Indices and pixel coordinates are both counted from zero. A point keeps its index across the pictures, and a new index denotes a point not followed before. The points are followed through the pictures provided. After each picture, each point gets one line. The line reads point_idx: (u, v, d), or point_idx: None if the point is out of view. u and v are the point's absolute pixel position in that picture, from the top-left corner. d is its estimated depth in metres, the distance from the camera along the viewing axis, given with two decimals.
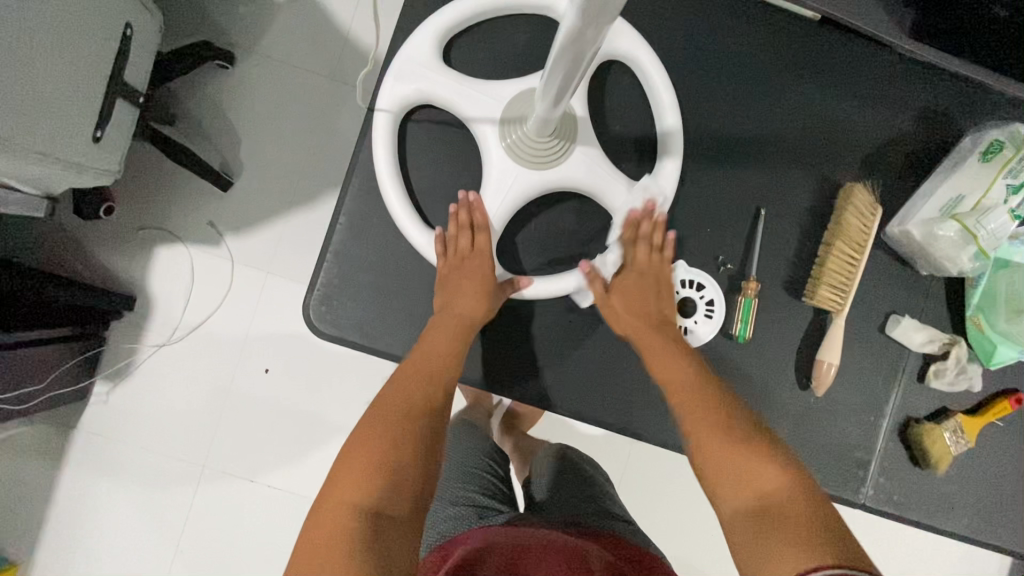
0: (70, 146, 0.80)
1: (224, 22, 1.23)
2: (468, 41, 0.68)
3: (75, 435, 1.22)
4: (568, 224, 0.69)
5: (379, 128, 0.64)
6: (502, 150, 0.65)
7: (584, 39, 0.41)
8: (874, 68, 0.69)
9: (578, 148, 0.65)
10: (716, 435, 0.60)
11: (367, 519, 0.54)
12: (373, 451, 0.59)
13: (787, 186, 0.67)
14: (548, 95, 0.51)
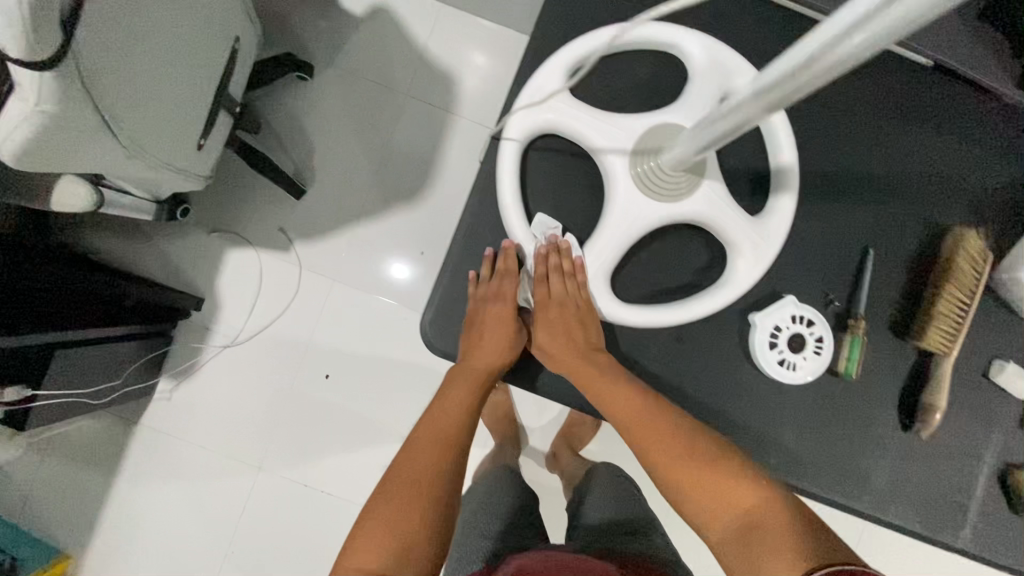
0: (182, 155, 0.82)
1: (306, 35, 1.26)
2: (592, 71, 0.65)
3: (136, 430, 1.24)
4: (682, 257, 0.66)
5: (504, 157, 0.63)
6: (629, 180, 0.62)
7: (755, 115, 0.43)
8: (987, 114, 0.68)
9: (706, 183, 0.62)
10: (676, 452, 0.59)
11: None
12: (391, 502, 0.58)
13: (895, 228, 0.67)
14: (695, 144, 0.52)
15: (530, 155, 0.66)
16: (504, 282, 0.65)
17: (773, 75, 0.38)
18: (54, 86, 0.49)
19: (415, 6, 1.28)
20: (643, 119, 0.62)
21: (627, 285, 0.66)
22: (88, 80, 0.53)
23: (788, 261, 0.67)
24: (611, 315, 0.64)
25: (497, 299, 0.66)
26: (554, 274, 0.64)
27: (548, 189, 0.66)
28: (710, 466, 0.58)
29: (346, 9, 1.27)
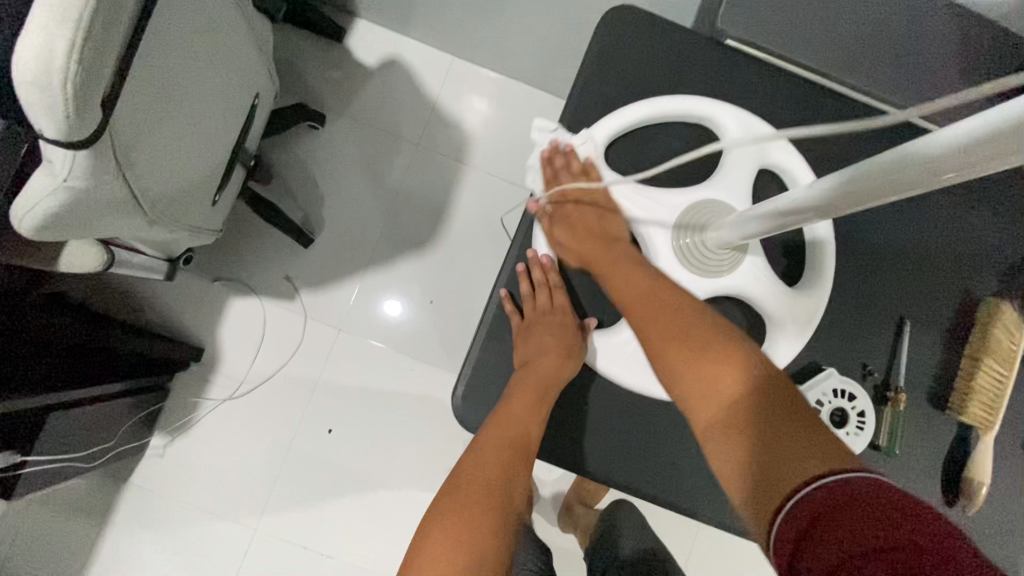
0: (199, 212, 0.79)
1: (319, 85, 1.26)
2: (629, 146, 0.67)
3: (125, 490, 1.17)
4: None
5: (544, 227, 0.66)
6: (670, 252, 0.64)
7: (805, 217, 0.44)
8: (1012, 185, 0.69)
9: (748, 259, 0.63)
10: (680, 336, 0.55)
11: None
12: (464, 516, 0.52)
13: (931, 299, 0.67)
14: (738, 233, 0.54)
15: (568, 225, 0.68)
16: (555, 294, 0.66)
17: (829, 185, 0.40)
18: (87, 162, 0.47)
19: (427, 57, 1.29)
20: (682, 193, 0.64)
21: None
22: (119, 153, 0.51)
23: (826, 331, 0.66)
24: (647, 389, 0.64)
25: (554, 310, 0.65)
26: (541, 286, 0.66)
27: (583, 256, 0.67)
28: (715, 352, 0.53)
29: (359, 59, 1.27)
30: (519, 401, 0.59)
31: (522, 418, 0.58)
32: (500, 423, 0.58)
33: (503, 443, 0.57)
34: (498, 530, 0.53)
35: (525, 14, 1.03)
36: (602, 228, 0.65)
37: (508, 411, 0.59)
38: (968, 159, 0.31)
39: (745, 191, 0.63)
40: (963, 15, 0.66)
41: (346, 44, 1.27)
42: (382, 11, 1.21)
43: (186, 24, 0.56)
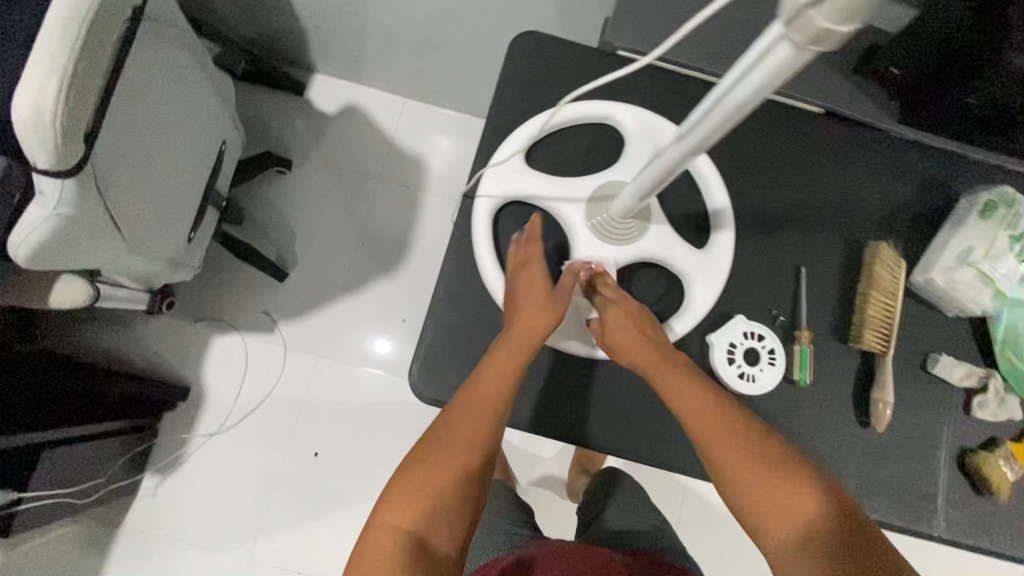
0: (178, 246, 0.88)
1: (284, 135, 1.38)
2: (545, 146, 0.76)
3: (120, 533, 1.19)
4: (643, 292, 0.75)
5: (479, 226, 0.73)
6: (587, 228, 0.72)
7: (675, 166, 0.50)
8: (876, 146, 0.81)
9: (652, 227, 0.72)
10: (745, 459, 0.59)
11: (421, 556, 0.55)
12: (437, 469, 0.59)
13: (821, 249, 0.77)
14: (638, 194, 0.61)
15: (501, 220, 0.75)
16: (528, 268, 0.70)
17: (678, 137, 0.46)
18: (74, 192, 0.56)
19: (381, 101, 1.42)
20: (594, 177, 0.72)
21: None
22: (101, 185, 0.60)
23: (734, 285, 0.75)
24: (585, 350, 0.72)
25: (529, 281, 0.69)
26: (520, 264, 0.70)
27: (516, 242, 0.75)
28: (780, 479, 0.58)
29: (319, 109, 1.40)
30: (491, 370, 0.65)
31: (490, 387, 0.64)
32: (474, 390, 0.64)
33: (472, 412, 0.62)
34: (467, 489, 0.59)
35: (460, 52, 1.16)
36: (651, 338, 0.68)
37: (479, 381, 0.64)
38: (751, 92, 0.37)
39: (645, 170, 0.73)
40: None
41: (306, 96, 1.40)
42: (336, 64, 1.35)
43: (152, 79, 0.67)
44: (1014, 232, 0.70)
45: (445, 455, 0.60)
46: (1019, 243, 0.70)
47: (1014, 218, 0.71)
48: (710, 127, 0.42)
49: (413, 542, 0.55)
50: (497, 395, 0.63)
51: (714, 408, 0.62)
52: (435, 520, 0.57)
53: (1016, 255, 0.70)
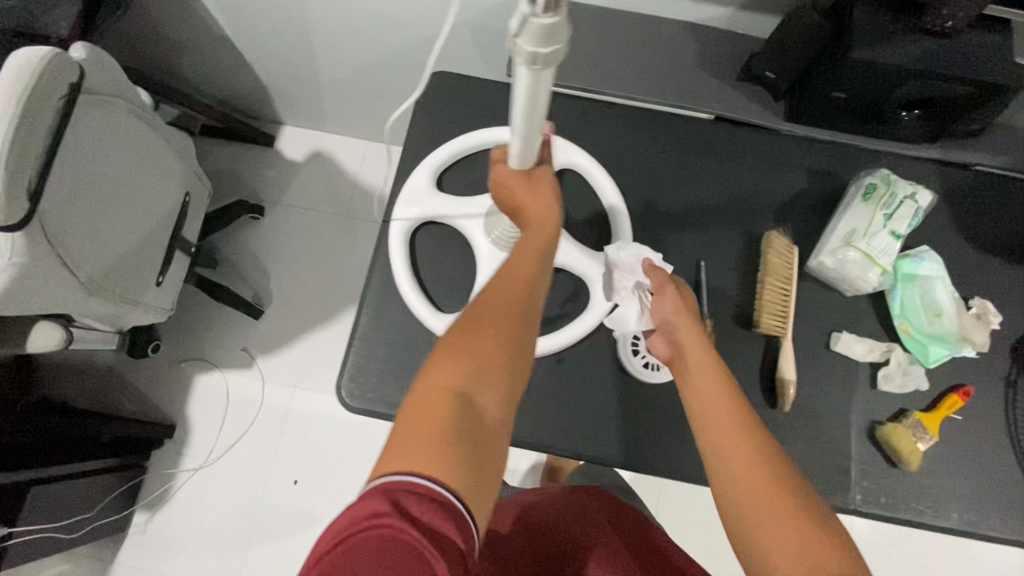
0: (141, 289, 0.96)
1: (257, 184, 1.50)
2: (452, 172, 0.84)
3: (112, 570, 1.25)
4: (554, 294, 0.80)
5: (394, 250, 0.79)
6: (490, 243, 0.78)
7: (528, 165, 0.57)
8: (769, 144, 0.86)
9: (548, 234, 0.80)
10: (769, 479, 0.55)
11: (471, 423, 0.47)
12: (482, 343, 0.51)
13: (720, 243, 0.82)
14: None
15: (416, 244, 0.81)
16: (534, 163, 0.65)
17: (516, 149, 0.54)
18: (24, 241, 0.64)
19: (345, 145, 1.53)
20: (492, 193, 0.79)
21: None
22: (50, 234, 0.69)
23: None
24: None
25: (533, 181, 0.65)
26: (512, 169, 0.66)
27: (433, 259, 0.80)
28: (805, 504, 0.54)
29: (288, 157, 1.52)
30: (530, 250, 0.60)
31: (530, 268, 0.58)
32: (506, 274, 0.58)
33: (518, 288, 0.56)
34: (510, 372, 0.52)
35: (404, 94, 1.26)
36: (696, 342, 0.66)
37: (513, 263, 0.59)
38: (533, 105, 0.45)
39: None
40: (692, 28, 0.87)
41: (275, 147, 1.52)
42: (300, 116, 1.47)
43: (101, 142, 0.77)
44: (891, 211, 0.75)
45: (491, 320, 0.53)
46: (893, 220, 0.75)
47: (891, 198, 0.75)
48: (519, 125, 0.49)
49: (463, 403, 0.48)
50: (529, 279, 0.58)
51: (745, 421, 0.60)
52: (485, 383, 0.49)
53: (891, 232, 0.75)
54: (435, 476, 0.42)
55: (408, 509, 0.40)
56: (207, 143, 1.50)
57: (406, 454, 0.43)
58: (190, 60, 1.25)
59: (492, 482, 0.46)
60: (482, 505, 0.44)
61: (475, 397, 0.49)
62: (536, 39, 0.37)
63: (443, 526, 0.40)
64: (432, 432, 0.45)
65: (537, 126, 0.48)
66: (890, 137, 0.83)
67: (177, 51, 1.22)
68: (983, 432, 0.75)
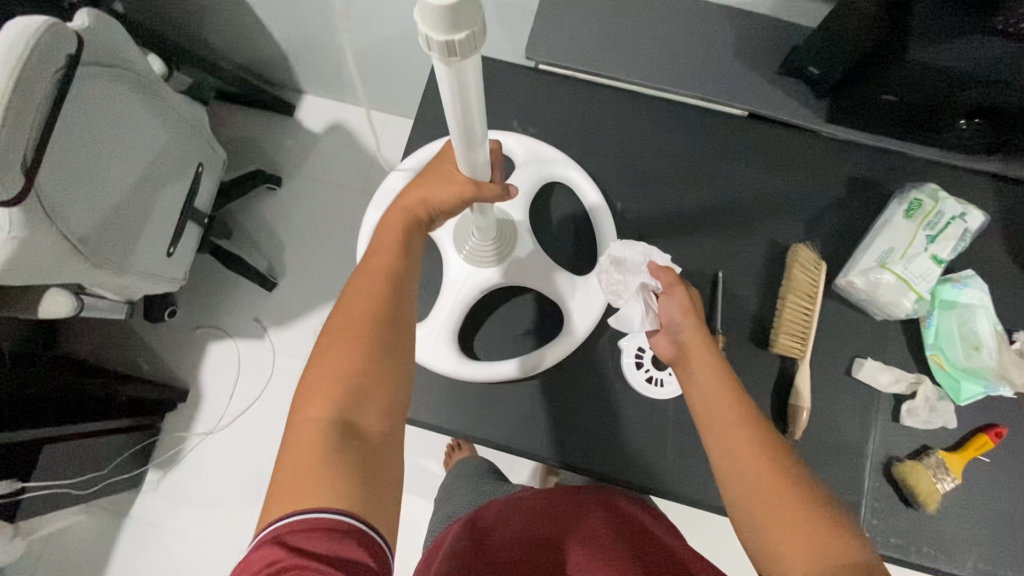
0: (151, 260, 0.96)
1: (275, 154, 1.48)
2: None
3: (126, 522, 1.31)
4: (521, 315, 0.76)
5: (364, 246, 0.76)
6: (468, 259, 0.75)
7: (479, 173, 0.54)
8: (806, 146, 0.79)
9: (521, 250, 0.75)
10: (778, 487, 0.52)
11: (345, 437, 0.49)
12: (344, 352, 0.53)
13: (741, 253, 0.76)
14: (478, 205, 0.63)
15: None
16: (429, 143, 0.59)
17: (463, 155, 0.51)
18: (22, 216, 0.64)
19: (365, 118, 1.49)
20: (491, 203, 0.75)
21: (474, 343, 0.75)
22: (49, 208, 0.69)
23: None
24: (449, 371, 0.71)
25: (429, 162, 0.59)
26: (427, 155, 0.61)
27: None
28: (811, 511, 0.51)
29: (308, 128, 1.49)
30: (385, 250, 0.58)
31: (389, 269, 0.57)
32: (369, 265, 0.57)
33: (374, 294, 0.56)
34: (378, 362, 0.53)
35: (424, 68, 1.21)
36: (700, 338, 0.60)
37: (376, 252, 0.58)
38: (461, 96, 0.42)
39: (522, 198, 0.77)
40: (732, 14, 0.79)
41: (295, 117, 1.49)
42: (319, 86, 1.43)
43: (97, 113, 0.75)
44: (934, 232, 0.69)
45: (348, 335, 0.53)
46: (936, 243, 0.69)
47: (937, 217, 0.69)
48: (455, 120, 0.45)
49: (339, 428, 0.50)
50: (390, 261, 0.57)
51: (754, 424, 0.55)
52: (359, 399, 0.51)
53: (932, 256, 0.68)
54: (327, 507, 0.45)
55: (301, 547, 0.43)
56: (228, 110, 1.49)
57: (289, 500, 0.46)
58: (208, 24, 1.22)
59: (388, 487, 0.50)
60: (377, 506, 0.48)
61: (347, 409, 0.50)
62: (439, 25, 0.35)
63: (343, 547, 0.44)
64: (305, 467, 0.47)
65: (473, 119, 0.45)
66: (943, 145, 0.74)
67: (196, 14, 1.19)
68: (1013, 478, 0.69)
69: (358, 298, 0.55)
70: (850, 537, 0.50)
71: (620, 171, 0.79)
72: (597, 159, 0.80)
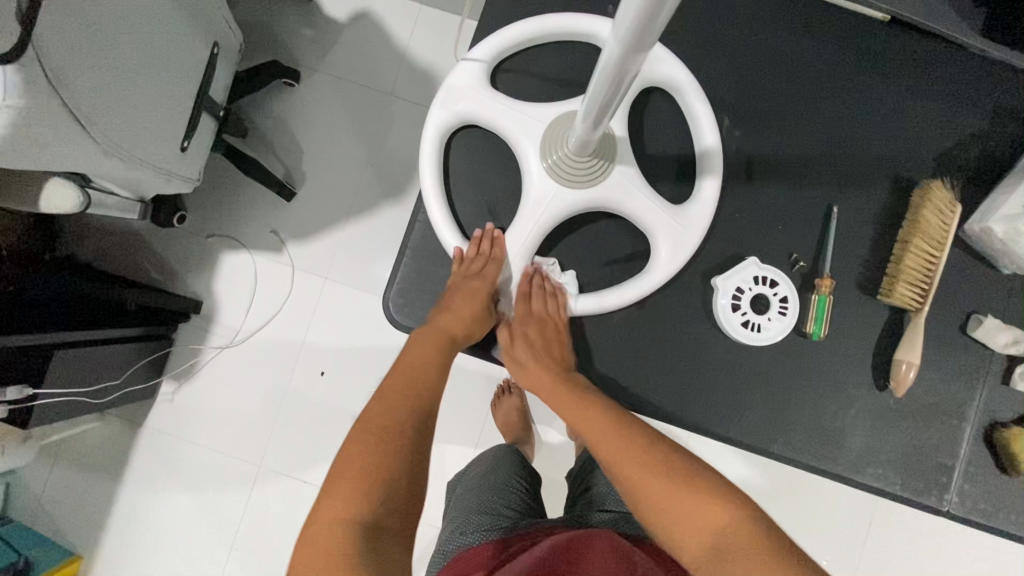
0: (163, 154, 0.84)
1: (292, 44, 1.30)
2: (516, 65, 0.66)
3: (142, 431, 1.27)
4: (606, 246, 0.66)
5: (424, 150, 0.64)
6: (542, 170, 0.63)
7: (606, 112, 0.48)
8: (947, 66, 0.67)
9: (617, 168, 0.63)
10: (654, 476, 0.57)
11: (370, 540, 0.50)
12: (367, 454, 0.54)
13: (860, 187, 0.66)
14: (588, 119, 0.51)
15: (451, 150, 0.66)
16: (488, 263, 0.63)
17: (600, 78, 0.43)
18: (18, 78, 0.52)
19: (396, 8, 1.30)
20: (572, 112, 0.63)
21: (550, 275, 0.66)
22: (52, 77, 0.56)
23: (750, 221, 0.66)
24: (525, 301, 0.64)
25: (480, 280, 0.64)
26: (481, 257, 0.63)
27: (472, 171, 0.66)
28: (695, 492, 0.55)
29: (329, 16, 1.30)
30: (413, 361, 0.63)
31: (426, 362, 0.63)
32: (400, 370, 0.62)
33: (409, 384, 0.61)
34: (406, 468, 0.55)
35: None
36: (556, 366, 0.66)
37: (407, 358, 0.63)
38: (650, 18, 0.33)
39: (625, 103, 0.63)
40: None
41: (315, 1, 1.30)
42: None
43: None
44: None
45: (366, 441, 0.55)
46: None
47: None
48: (625, 30, 0.35)
49: (366, 530, 0.51)
50: (427, 371, 0.62)
51: (629, 434, 0.60)
52: (383, 497, 0.53)
53: None
54: None
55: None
56: None
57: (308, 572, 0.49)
58: None
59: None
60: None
61: (375, 512, 0.52)
62: None
63: None
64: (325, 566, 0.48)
65: (649, 40, 0.36)
66: None
67: None
68: None
69: (392, 390, 0.60)
70: (736, 509, 0.54)
71: (730, 80, 0.67)
72: (705, 62, 0.67)
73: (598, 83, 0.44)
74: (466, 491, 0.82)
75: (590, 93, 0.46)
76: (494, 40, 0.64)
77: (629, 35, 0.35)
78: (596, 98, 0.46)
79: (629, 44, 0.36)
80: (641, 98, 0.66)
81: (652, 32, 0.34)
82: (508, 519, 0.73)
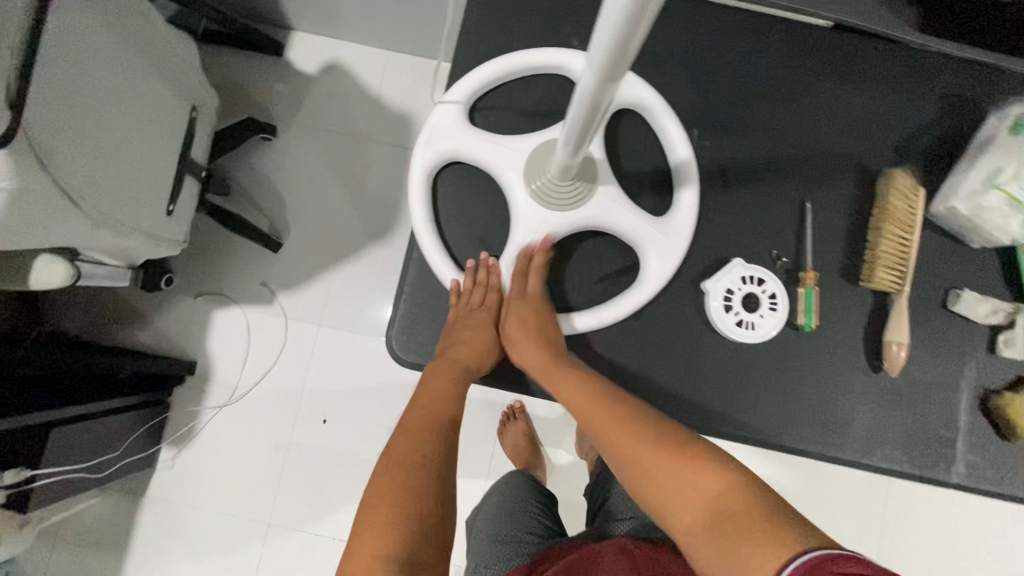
0: (151, 219, 0.85)
1: (266, 100, 1.33)
2: (491, 101, 0.69)
3: (144, 502, 1.24)
4: (597, 264, 0.68)
5: (412, 190, 0.66)
6: (528, 197, 0.66)
7: (584, 136, 0.51)
8: (893, 63, 0.72)
9: (600, 188, 0.66)
10: (638, 442, 0.56)
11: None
12: (397, 488, 0.55)
13: (828, 182, 0.70)
14: (568, 146, 0.53)
15: (437, 186, 0.68)
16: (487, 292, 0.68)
17: (577, 106, 0.45)
18: (10, 161, 0.53)
19: (365, 57, 1.35)
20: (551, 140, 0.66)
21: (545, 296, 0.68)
22: (43, 157, 0.58)
23: (730, 224, 0.69)
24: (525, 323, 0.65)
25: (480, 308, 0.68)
26: (479, 287, 0.67)
27: (460, 204, 0.68)
28: (675, 456, 0.54)
29: (300, 71, 1.34)
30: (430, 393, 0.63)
31: (443, 393, 0.64)
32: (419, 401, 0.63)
33: (428, 413, 0.62)
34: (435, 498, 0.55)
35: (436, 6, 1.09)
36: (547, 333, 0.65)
37: (424, 388, 0.64)
38: (620, 47, 0.36)
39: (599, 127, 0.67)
40: None
41: (285, 57, 1.34)
42: (312, 21, 1.27)
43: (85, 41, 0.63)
44: None
45: (394, 475, 0.56)
46: None
47: None
48: (600, 59, 0.38)
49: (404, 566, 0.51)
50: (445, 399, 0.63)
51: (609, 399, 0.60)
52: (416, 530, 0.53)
53: None
54: None
55: None
56: (209, 52, 1.32)
57: None
58: None
59: None
60: None
61: (409, 547, 0.52)
62: None
63: None
64: None
65: (620, 67, 0.38)
66: None
67: None
68: None
69: (414, 423, 0.61)
70: (716, 466, 0.52)
71: (695, 96, 0.71)
72: (670, 81, 0.71)
73: (576, 110, 0.46)
74: (482, 524, 0.82)
75: (568, 119, 0.48)
76: (470, 79, 0.67)
77: (601, 61, 0.38)
78: (574, 122, 0.49)
79: (604, 69, 0.39)
80: (614, 121, 0.70)
81: (622, 59, 0.37)
82: (528, 546, 0.74)
